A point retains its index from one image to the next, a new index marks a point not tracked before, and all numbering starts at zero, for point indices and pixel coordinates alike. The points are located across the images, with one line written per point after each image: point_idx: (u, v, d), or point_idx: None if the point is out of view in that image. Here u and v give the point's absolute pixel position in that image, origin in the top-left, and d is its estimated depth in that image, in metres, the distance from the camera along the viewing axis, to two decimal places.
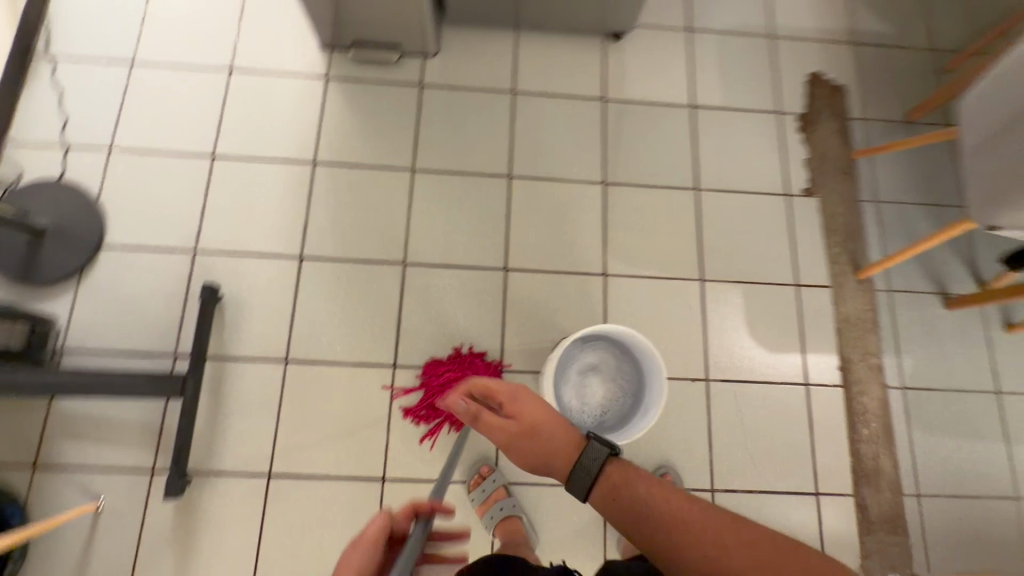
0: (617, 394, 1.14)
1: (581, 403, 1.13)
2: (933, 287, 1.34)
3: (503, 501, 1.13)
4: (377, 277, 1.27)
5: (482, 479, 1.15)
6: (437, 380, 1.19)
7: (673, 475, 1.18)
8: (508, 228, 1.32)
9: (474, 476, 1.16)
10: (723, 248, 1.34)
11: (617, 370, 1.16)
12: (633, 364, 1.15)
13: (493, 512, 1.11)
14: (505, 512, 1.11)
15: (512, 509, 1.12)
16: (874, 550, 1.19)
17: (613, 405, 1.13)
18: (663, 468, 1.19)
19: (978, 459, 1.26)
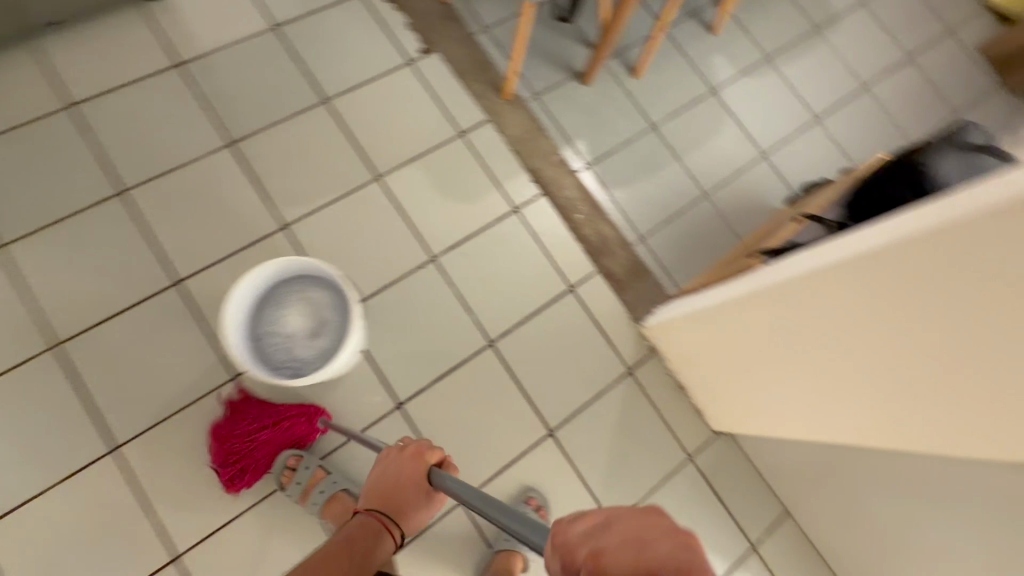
0: (272, 335, 0.98)
1: (292, 300, 0.99)
2: (566, 74, 1.48)
3: (322, 482, 1.07)
4: (32, 378, 1.05)
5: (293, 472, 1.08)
6: (241, 441, 1.06)
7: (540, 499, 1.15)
8: (157, 242, 1.16)
9: (283, 473, 1.08)
10: (382, 140, 1.33)
11: (289, 354, 0.98)
12: (278, 366, 0.97)
13: (315, 497, 1.06)
14: (326, 494, 1.06)
15: (333, 486, 1.07)
16: (636, 300, 1.34)
17: (266, 327, 0.98)
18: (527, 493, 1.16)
19: (670, 184, 1.45)
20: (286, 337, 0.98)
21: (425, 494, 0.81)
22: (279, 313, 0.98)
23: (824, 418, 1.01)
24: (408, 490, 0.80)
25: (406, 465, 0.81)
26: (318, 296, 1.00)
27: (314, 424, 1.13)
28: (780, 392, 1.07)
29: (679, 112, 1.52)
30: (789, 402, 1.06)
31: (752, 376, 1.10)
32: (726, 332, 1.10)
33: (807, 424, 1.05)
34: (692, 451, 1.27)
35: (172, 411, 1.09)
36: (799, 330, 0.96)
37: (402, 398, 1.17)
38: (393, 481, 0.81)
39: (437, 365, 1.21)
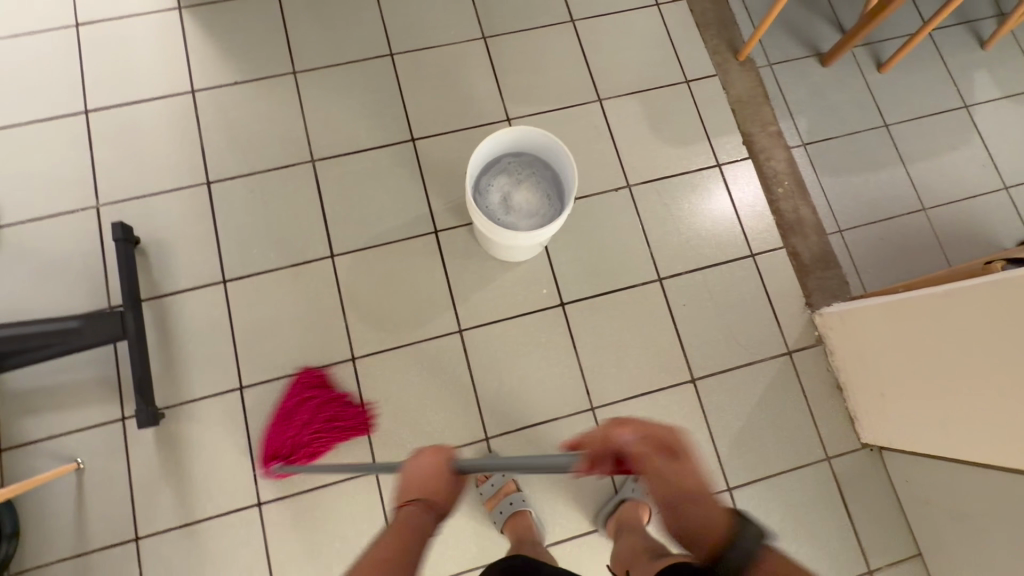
0: (532, 173, 1.09)
1: (538, 209, 1.07)
2: (808, 51, 1.44)
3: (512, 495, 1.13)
4: (290, 181, 1.27)
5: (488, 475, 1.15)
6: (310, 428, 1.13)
7: None
8: (404, 102, 1.33)
9: (479, 473, 1.16)
10: (611, 67, 1.39)
11: (511, 172, 1.09)
12: (508, 157, 1.10)
13: (502, 506, 1.12)
14: (513, 508, 1.11)
15: (521, 504, 1.12)
16: (816, 288, 1.29)
17: (540, 176, 1.09)
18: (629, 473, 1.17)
19: (885, 187, 1.36)
20: (522, 177, 1.09)
21: (454, 483, 0.80)
22: (542, 195, 1.08)
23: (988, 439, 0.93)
24: (418, 486, 0.78)
25: (427, 461, 0.80)
26: (525, 224, 1.06)
27: (485, 294, 1.24)
28: (943, 402, 1.00)
29: (918, 119, 1.42)
30: (952, 414, 0.99)
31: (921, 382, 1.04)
32: (901, 328, 1.06)
33: (967, 442, 0.98)
34: (831, 453, 1.20)
35: (380, 242, 1.25)
36: (984, 336, 0.91)
37: (565, 299, 1.25)
38: (428, 481, 0.78)
39: (604, 281, 1.26)
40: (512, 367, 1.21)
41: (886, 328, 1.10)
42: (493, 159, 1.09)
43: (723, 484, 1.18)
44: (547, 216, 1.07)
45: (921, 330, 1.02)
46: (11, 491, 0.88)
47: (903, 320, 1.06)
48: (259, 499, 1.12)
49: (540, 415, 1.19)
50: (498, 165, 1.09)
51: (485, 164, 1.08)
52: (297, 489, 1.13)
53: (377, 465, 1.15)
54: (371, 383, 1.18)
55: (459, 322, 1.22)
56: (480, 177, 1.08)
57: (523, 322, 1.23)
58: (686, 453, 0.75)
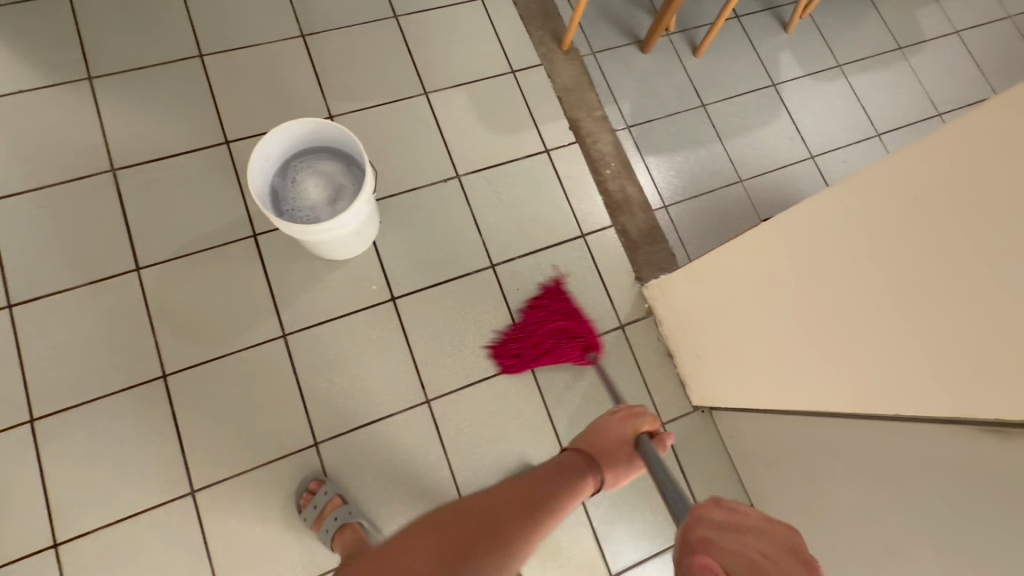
0: (288, 194, 1.04)
1: (317, 168, 1.05)
2: (628, 40, 1.51)
3: (338, 508, 1.05)
4: (87, 193, 1.18)
5: (312, 496, 1.07)
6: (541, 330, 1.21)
7: None
8: (218, 105, 1.28)
9: (302, 495, 1.07)
10: (437, 62, 1.40)
11: (303, 209, 1.03)
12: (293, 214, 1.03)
13: (328, 524, 1.03)
14: (340, 521, 1.03)
15: (349, 515, 1.05)
16: (644, 262, 1.33)
17: (286, 184, 1.05)
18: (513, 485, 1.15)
19: (706, 162, 1.45)
20: (298, 197, 1.04)
21: (625, 462, 0.93)
22: (301, 172, 1.05)
23: (810, 376, 0.93)
24: (612, 445, 0.93)
25: (627, 420, 0.96)
26: (342, 171, 1.06)
27: (311, 295, 1.19)
28: (767, 349, 1.01)
29: (733, 97, 1.51)
30: (803, 354, 0.93)
31: (741, 333, 1.06)
32: (724, 282, 1.08)
33: (792, 385, 0.98)
34: (665, 419, 1.25)
35: (192, 250, 1.18)
36: (787, 273, 0.93)
37: (396, 292, 1.23)
38: (605, 434, 0.94)
39: (436, 272, 1.25)
40: (343, 368, 1.17)
41: (712, 284, 1.12)
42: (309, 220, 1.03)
43: None
44: (323, 155, 1.08)
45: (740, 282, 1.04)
46: None
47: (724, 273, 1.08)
48: (55, 541, 1.02)
49: (375, 414, 1.16)
50: (282, 182, 1.05)
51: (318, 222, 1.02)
52: (101, 524, 1.04)
53: (193, 487, 1.07)
54: (186, 400, 1.11)
55: (284, 326, 1.17)
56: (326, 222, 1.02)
57: (352, 320, 1.20)
58: None
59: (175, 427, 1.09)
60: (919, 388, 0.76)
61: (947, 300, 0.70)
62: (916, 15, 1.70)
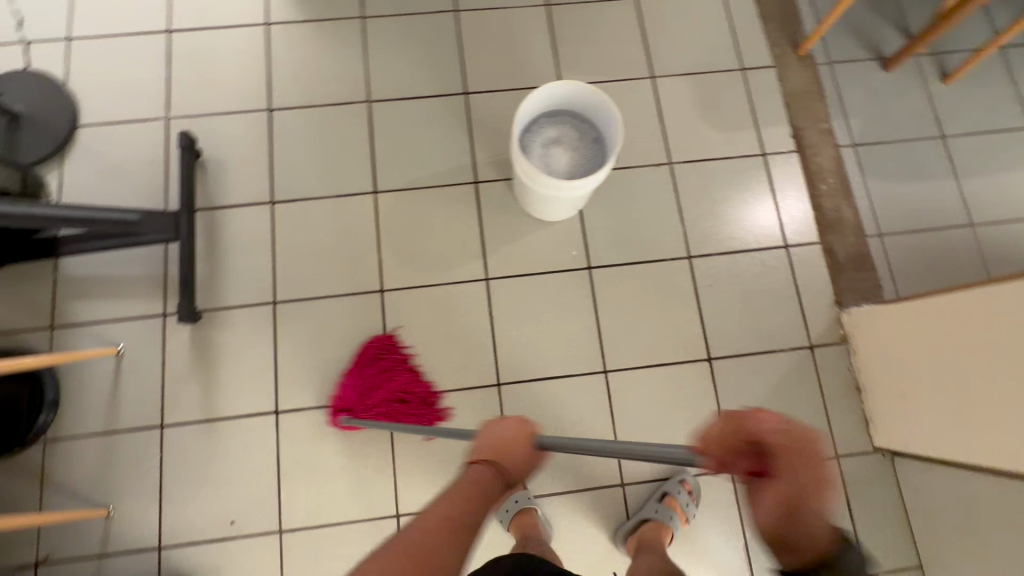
0: (553, 170, 1.10)
1: (536, 144, 1.11)
2: (870, 55, 1.42)
3: (517, 493, 1.13)
4: (345, 118, 1.33)
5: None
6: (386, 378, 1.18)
7: (692, 483, 1.15)
8: (463, 58, 1.38)
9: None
10: (668, 47, 1.40)
11: (575, 168, 1.11)
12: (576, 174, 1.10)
13: (508, 505, 1.11)
14: (520, 505, 1.11)
15: (527, 501, 1.12)
16: (847, 287, 1.27)
17: (542, 166, 1.10)
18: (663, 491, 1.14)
19: (933, 197, 1.34)
20: (561, 166, 1.10)
21: (531, 459, 0.75)
22: (536, 154, 1.10)
23: (991, 437, 0.92)
24: (511, 450, 0.73)
25: (505, 426, 0.75)
26: (546, 130, 1.12)
27: (516, 248, 1.27)
28: (964, 402, 0.97)
29: (978, 134, 1.38)
30: (976, 408, 0.95)
31: (959, 388, 0.98)
32: (949, 330, 1.00)
33: (970, 440, 0.96)
34: (840, 452, 1.19)
35: (422, 185, 1.30)
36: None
37: (592, 263, 1.27)
38: (496, 441, 0.74)
39: (633, 251, 1.28)
40: (532, 322, 1.24)
41: (931, 329, 1.03)
42: (592, 167, 1.10)
43: None
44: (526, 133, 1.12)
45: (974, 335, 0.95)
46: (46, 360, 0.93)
47: (952, 320, 0.99)
48: (277, 408, 1.18)
49: (553, 371, 1.21)
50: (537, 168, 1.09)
51: (597, 162, 1.10)
52: (313, 404, 1.19)
53: None
54: (396, 317, 1.23)
55: (487, 271, 1.26)
56: (596, 157, 1.11)
57: (548, 280, 1.25)
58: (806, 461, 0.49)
59: (383, 338, 1.22)
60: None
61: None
62: None
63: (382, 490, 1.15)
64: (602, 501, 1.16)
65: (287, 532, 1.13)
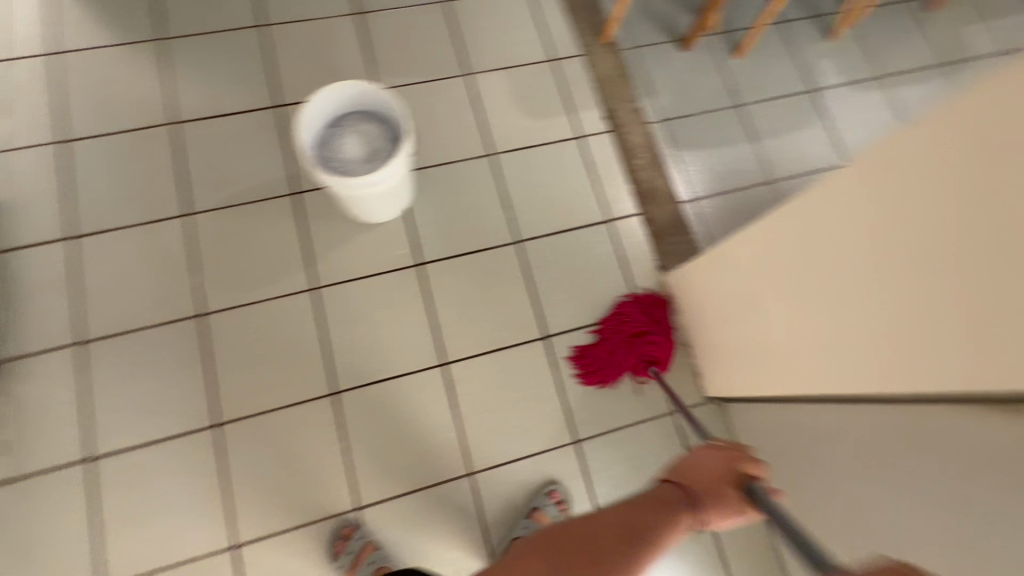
0: (365, 164, 1.10)
1: (337, 151, 1.10)
2: (668, 36, 1.53)
3: (372, 554, 1.07)
4: (149, 142, 1.28)
5: (346, 542, 1.09)
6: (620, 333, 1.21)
7: (561, 492, 1.15)
8: (273, 70, 1.36)
9: (335, 544, 1.09)
10: (482, 44, 1.45)
11: (383, 153, 1.10)
12: (388, 157, 1.10)
13: (363, 569, 1.05)
14: (375, 565, 1.05)
15: (383, 559, 1.06)
16: (667, 251, 1.35)
17: (354, 166, 1.09)
18: (551, 485, 1.17)
19: (737, 159, 1.45)
20: (369, 158, 1.10)
21: (727, 504, 0.77)
22: (343, 158, 1.09)
23: (808, 366, 0.94)
24: (707, 482, 0.79)
25: (714, 454, 0.81)
26: (340, 135, 1.11)
27: (343, 253, 1.25)
28: (779, 337, 0.99)
29: (771, 100, 1.52)
30: (788, 340, 0.97)
31: (761, 322, 1.03)
32: (742, 270, 1.04)
33: (792, 372, 0.98)
34: (675, 406, 1.25)
35: (238, 202, 1.26)
36: (812, 261, 0.86)
37: (423, 259, 1.27)
38: (696, 469, 0.80)
39: (462, 243, 1.29)
40: (366, 325, 1.22)
41: (732, 270, 1.07)
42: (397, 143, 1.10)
43: (570, 436, 1.21)
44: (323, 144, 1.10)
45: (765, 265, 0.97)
46: None
47: (742, 259, 1.04)
48: (93, 454, 1.10)
49: (392, 370, 1.20)
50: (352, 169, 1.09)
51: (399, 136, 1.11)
52: (133, 444, 1.11)
53: (218, 419, 1.14)
54: (219, 338, 1.18)
55: (315, 280, 1.23)
56: (394, 134, 1.12)
57: (378, 280, 1.25)
58: None
59: (207, 363, 1.16)
60: (968, 391, 0.67)
61: (1008, 278, 0.59)
62: (968, 32, 1.66)
63: (216, 523, 1.09)
64: (452, 494, 1.15)
65: None
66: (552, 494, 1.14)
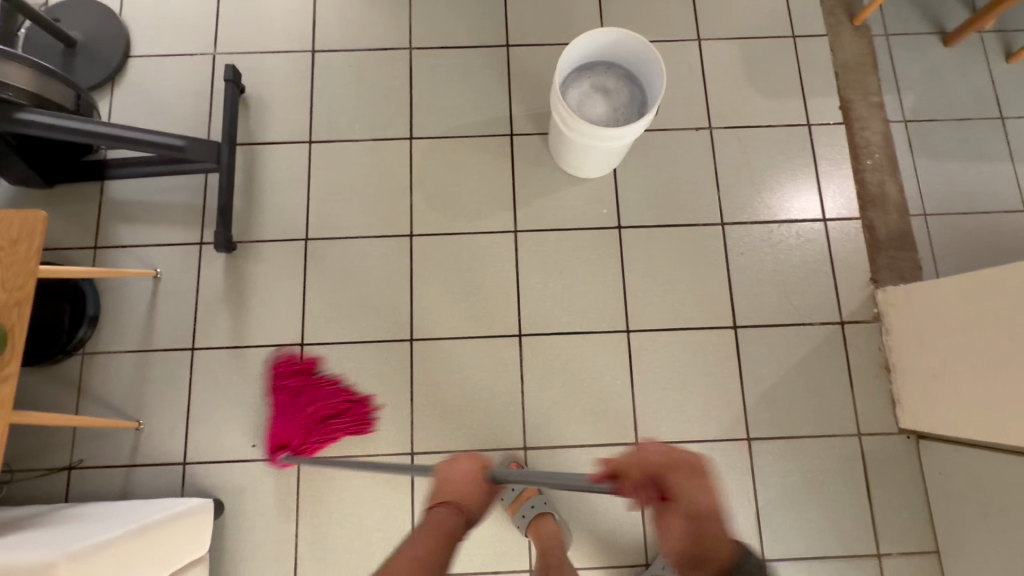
0: (622, 88, 1.11)
1: (605, 117, 1.10)
2: (930, 28, 1.36)
3: (534, 498, 1.11)
4: (386, 63, 1.33)
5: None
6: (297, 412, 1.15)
7: None
8: (507, 9, 1.36)
9: None
10: (719, 10, 1.36)
11: (609, 75, 1.12)
12: (615, 71, 1.12)
13: (524, 510, 1.11)
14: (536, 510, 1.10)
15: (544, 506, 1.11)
16: (885, 265, 1.23)
17: (627, 100, 1.11)
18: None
19: (986, 179, 1.28)
20: (618, 85, 1.11)
21: (487, 494, 0.80)
22: (616, 109, 1.10)
23: (1014, 422, 0.92)
24: (449, 487, 0.79)
25: (463, 465, 0.82)
26: (586, 113, 1.09)
27: (548, 202, 1.26)
28: (988, 386, 0.96)
29: None
30: (998, 390, 0.94)
31: (1016, 364, 0.91)
32: (1005, 302, 0.92)
33: (993, 425, 0.96)
34: (863, 430, 1.16)
35: (457, 134, 1.30)
36: None
37: (623, 223, 1.25)
38: (451, 481, 0.80)
39: (665, 214, 1.25)
40: (558, 276, 1.23)
41: (981, 305, 0.97)
42: (602, 63, 1.12)
43: (743, 432, 1.16)
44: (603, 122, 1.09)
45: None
46: (86, 274, 1.00)
47: (1008, 290, 0.92)
48: (303, 341, 1.21)
49: (576, 326, 1.21)
50: (627, 100, 1.11)
51: (591, 63, 1.12)
52: (337, 340, 1.21)
53: (412, 335, 1.21)
54: (423, 260, 1.24)
55: (517, 223, 1.25)
56: (585, 66, 1.12)
57: (577, 235, 1.25)
58: (689, 477, 0.69)
59: (409, 280, 1.23)
60: None
61: None
62: None
63: (398, 427, 1.17)
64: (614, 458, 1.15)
65: (305, 460, 1.16)
66: None
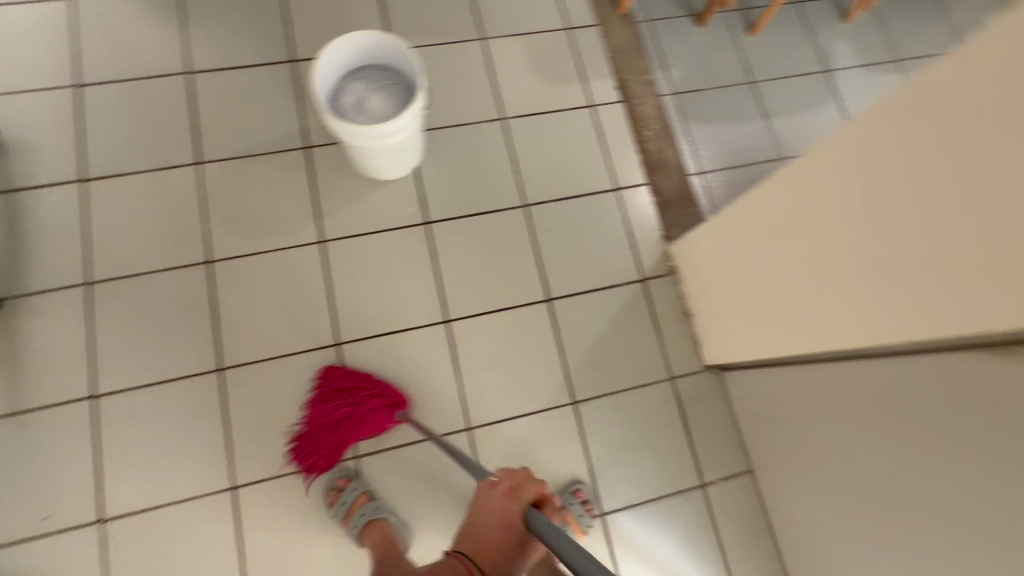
0: (373, 80, 1.13)
1: (388, 106, 1.11)
2: (684, 12, 1.54)
3: (365, 505, 1.07)
4: (162, 90, 1.28)
5: (340, 493, 1.09)
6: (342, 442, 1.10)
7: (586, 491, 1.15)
8: (288, 26, 1.36)
9: (328, 494, 1.10)
10: (498, 10, 1.45)
11: (354, 81, 1.13)
12: (353, 75, 1.13)
13: (356, 521, 1.06)
14: (367, 518, 1.05)
15: (375, 512, 1.06)
16: (673, 222, 1.35)
17: (384, 82, 1.13)
18: (575, 485, 1.16)
19: (747, 136, 1.45)
20: (369, 81, 1.13)
21: (516, 545, 0.76)
22: (389, 93, 1.12)
23: (786, 332, 1.00)
24: (482, 535, 0.75)
25: (489, 497, 0.77)
26: (375, 117, 1.10)
27: (352, 208, 1.26)
28: (760, 306, 1.05)
29: (784, 79, 1.52)
30: (768, 308, 1.03)
31: (775, 279, 0.99)
32: (752, 229, 1.01)
33: (771, 339, 1.05)
34: (675, 374, 1.26)
35: (249, 153, 1.26)
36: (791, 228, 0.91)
37: (430, 218, 1.28)
38: (479, 519, 0.76)
39: (469, 204, 1.30)
40: (372, 279, 1.23)
41: (737, 234, 1.06)
42: (338, 82, 1.12)
43: (568, 397, 1.22)
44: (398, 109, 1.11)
45: (776, 222, 0.94)
46: None
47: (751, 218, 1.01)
48: (95, 392, 1.11)
49: (394, 325, 1.21)
50: (386, 82, 1.13)
51: (332, 89, 1.11)
52: (136, 385, 1.12)
53: (222, 364, 1.15)
54: (225, 285, 1.19)
55: (322, 233, 1.24)
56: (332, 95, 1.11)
57: (386, 236, 1.25)
58: None
59: (212, 308, 1.17)
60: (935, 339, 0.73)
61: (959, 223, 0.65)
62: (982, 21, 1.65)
63: (217, 463, 1.10)
64: (447, 449, 1.16)
65: (110, 521, 1.06)
66: (576, 493, 1.15)
